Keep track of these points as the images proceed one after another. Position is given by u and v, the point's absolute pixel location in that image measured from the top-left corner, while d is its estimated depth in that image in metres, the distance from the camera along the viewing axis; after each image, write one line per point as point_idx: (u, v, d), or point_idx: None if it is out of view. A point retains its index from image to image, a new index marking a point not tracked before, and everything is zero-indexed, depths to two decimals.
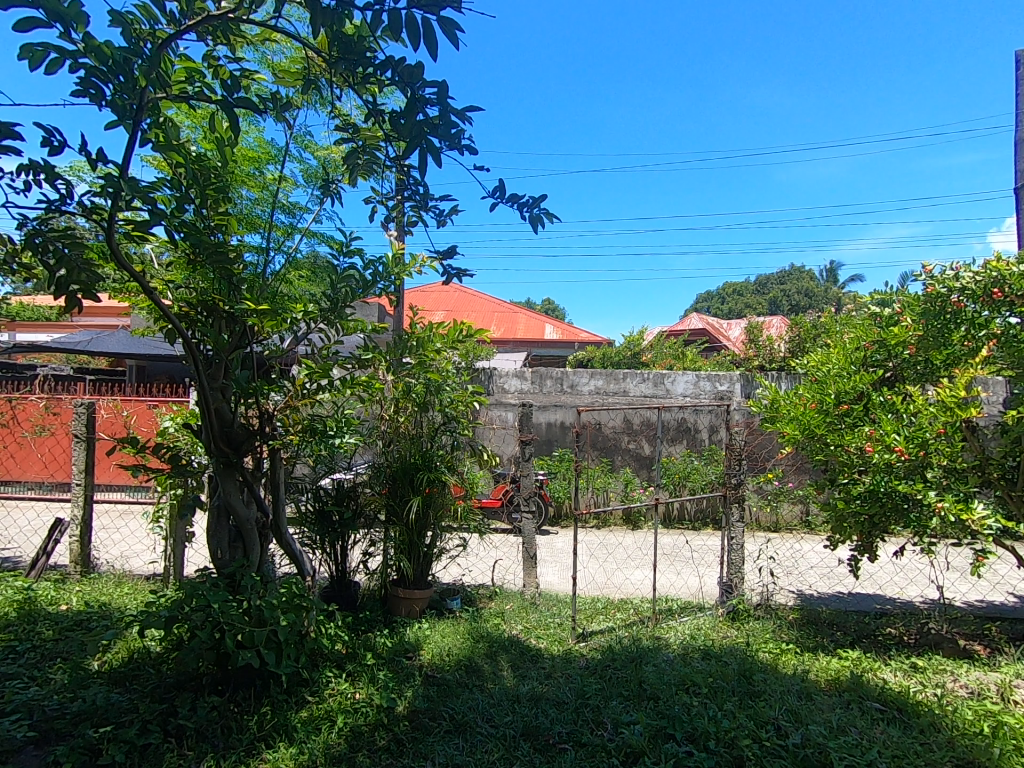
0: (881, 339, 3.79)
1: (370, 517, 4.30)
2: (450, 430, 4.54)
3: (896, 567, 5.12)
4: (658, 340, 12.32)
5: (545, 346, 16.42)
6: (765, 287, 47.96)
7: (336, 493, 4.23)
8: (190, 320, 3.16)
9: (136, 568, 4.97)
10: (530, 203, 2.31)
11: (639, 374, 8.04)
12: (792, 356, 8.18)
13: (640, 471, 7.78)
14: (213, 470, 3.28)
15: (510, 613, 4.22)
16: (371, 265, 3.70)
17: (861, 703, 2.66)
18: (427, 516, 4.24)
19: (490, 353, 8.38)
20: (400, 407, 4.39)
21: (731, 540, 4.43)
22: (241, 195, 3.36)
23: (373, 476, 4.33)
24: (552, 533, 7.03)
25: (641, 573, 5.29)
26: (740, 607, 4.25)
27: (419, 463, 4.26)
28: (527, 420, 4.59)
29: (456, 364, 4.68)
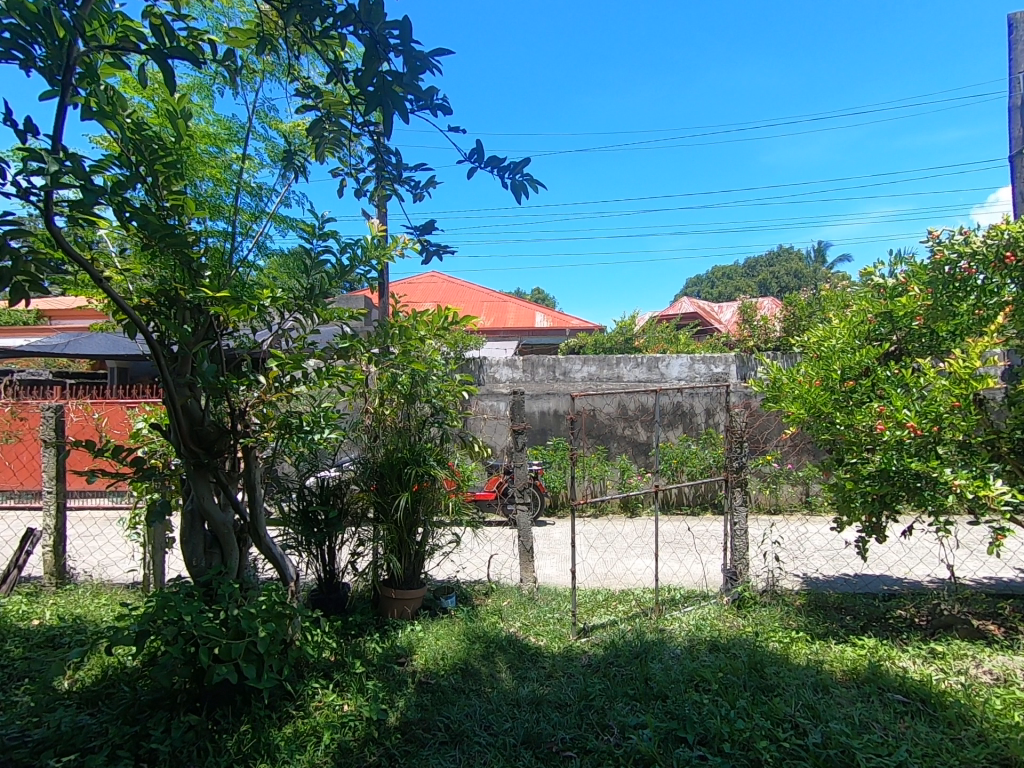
0: (887, 311, 3.62)
1: (358, 515, 4.11)
2: (438, 421, 4.33)
3: (904, 547, 4.99)
4: (650, 325, 12.17)
5: (536, 334, 16.14)
6: (754, 270, 47.97)
7: (320, 492, 4.02)
8: (153, 311, 2.90)
9: (115, 578, 4.74)
10: (513, 167, 2.09)
11: (633, 359, 7.91)
12: (788, 335, 8.04)
13: (637, 458, 7.63)
14: (184, 472, 3.07)
15: (508, 611, 4.04)
16: (347, 249, 3.49)
17: (882, 694, 2.50)
18: (417, 513, 4.06)
19: (479, 342, 8.19)
20: (385, 399, 4.21)
21: (734, 526, 4.28)
22: (201, 179, 3.12)
23: (359, 473, 4.13)
24: (548, 524, 6.86)
25: (642, 562, 5.14)
26: (746, 594, 4.10)
27: (407, 458, 4.07)
28: (519, 408, 4.37)
29: (443, 353, 4.48)
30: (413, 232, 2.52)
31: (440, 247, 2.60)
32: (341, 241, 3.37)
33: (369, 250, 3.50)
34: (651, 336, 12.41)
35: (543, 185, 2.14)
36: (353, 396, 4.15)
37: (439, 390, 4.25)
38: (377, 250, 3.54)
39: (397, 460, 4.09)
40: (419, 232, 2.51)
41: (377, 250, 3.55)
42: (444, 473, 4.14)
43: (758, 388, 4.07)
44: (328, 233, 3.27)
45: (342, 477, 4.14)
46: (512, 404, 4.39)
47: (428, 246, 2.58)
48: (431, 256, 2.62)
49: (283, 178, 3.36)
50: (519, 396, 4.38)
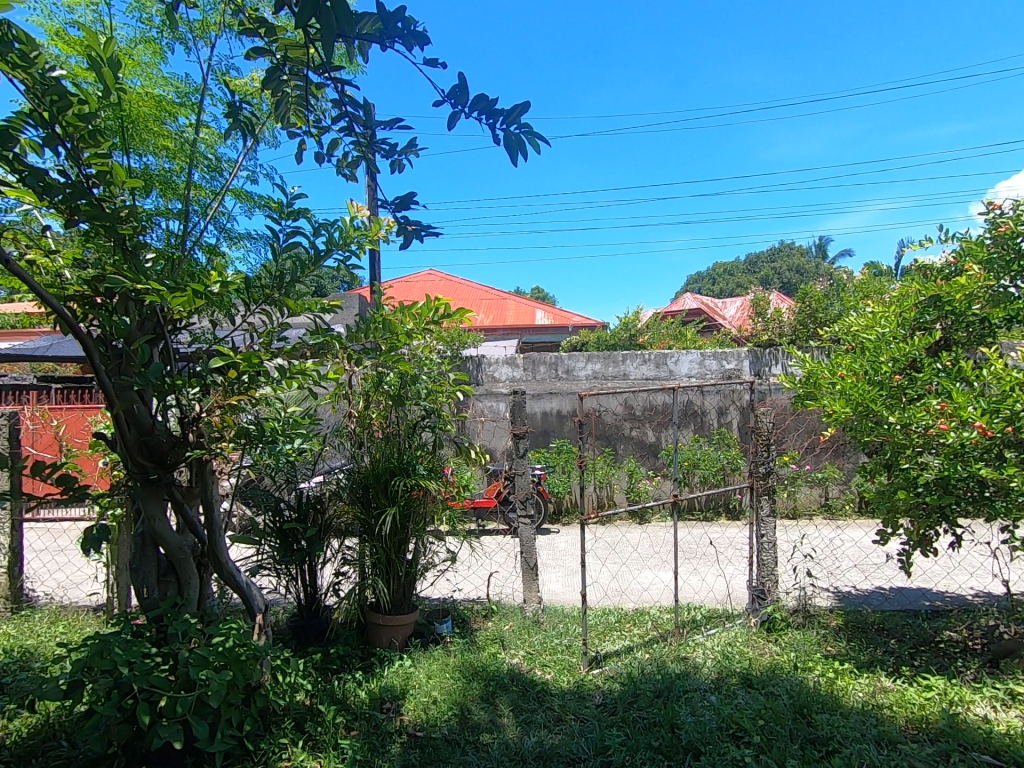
0: (938, 295, 3.18)
1: (341, 532, 3.68)
2: (430, 425, 3.90)
3: (952, 560, 4.52)
4: (654, 321, 11.78)
5: (536, 332, 15.68)
6: (755, 266, 47.54)
7: (298, 507, 3.60)
8: (89, 301, 2.50)
9: (76, 601, 4.29)
10: (506, 115, 1.64)
11: (639, 356, 7.50)
12: (803, 328, 7.60)
13: (645, 460, 7.20)
14: (133, 490, 2.65)
15: (511, 637, 3.61)
16: (322, 230, 3.05)
17: (965, 755, 2.08)
18: (407, 528, 3.63)
19: (477, 340, 7.77)
20: (371, 401, 3.78)
21: (761, 538, 3.84)
22: (144, 151, 2.70)
23: (341, 484, 3.69)
24: (553, 533, 6.44)
25: (657, 576, 4.71)
26: (776, 615, 3.67)
27: (395, 468, 3.63)
28: (520, 410, 3.92)
29: (435, 350, 4.05)
30: (388, 206, 2.08)
31: (423, 227, 2.16)
32: (313, 221, 2.93)
33: (348, 233, 3.04)
34: (656, 332, 11.96)
35: (545, 140, 1.68)
36: (335, 398, 3.72)
37: (430, 391, 3.80)
38: (360, 233, 3.10)
39: (384, 469, 3.65)
40: (395, 204, 2.06)
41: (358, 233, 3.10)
42: (437, 483, 3.70)
43: (789, 384, 3.63)
44: (297, 210, 2.83)
45: (323, 489, 3.69)
46: (513, 405, 3.93)
47: (409, 225, 2.14)
48: (413, 237, 2.18)
49: (246, 150, 2.94)
50: (520, 396, 3.92)
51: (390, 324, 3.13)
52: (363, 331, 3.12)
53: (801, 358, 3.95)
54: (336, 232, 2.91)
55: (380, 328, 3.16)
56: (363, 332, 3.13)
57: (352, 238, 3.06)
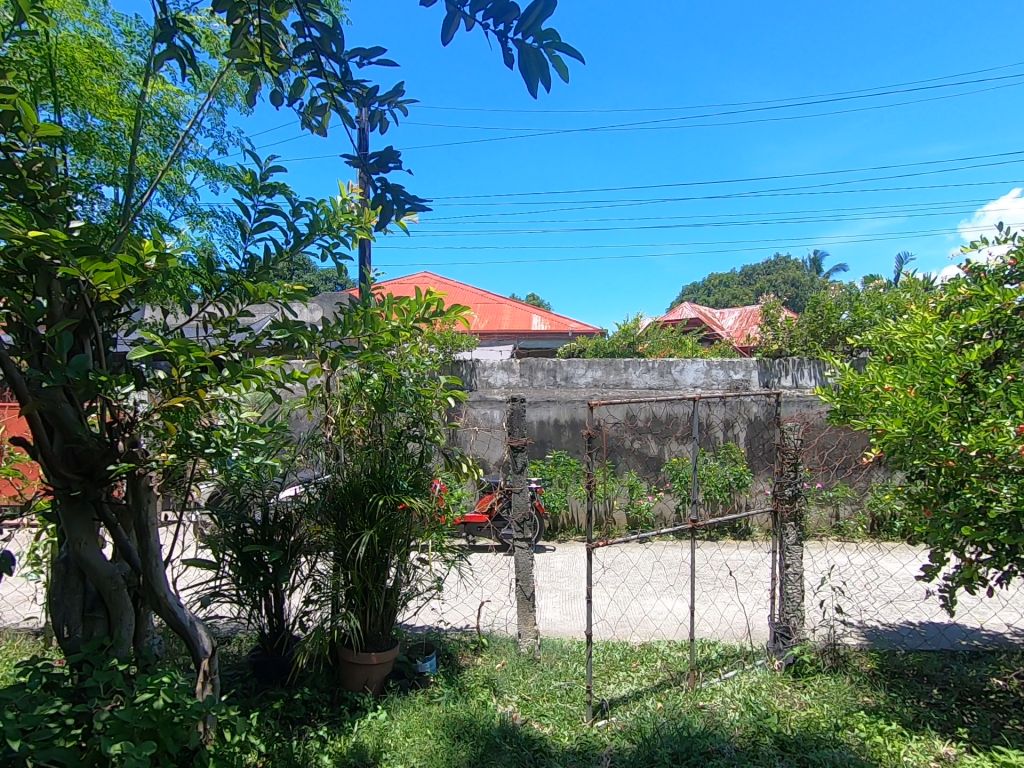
0: (998, 300, 2.79)
1: (312, 554, 3.24)
2: (418, 434, 3.46)
3: (991, 598, 4.11)
4: (654, 328, 11.44)
5: (532, 338, 15.26)
6: (750, 278, 47.58)
7: (263, 527, 3.17)
8: (6, 282, 1.97)
9: (14, 625, 3.79)
10: (521, 18, 1.23)
11: (643, 364, 7.11)
12: (815, 337, 7.22)
13: (647, 474, 6.81)
14: (55, 508, 2.20)
15: (503, 678, 3.17)
16: (303, 208, 2.52)
17: None
18: (386, 551, 3.20)
19: (472, 343, 7.36)
20: (352, 406, 3.35)
21: (784, 569, 3.43)
22: (77, 109, 2.27)
23: (314, 501, 3.26)
24: (549, 552, 6.01)
25: (664, 604, 4.28)
26: (804, 658, 3.25)
27: (373, 483, 3.19)
28: (519, 420, 3.48)
29: (424, 350, 3.62)
30: (366, 162, 1.64)
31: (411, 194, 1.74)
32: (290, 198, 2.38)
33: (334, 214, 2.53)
34: (656, 339, 11.57)
35: (573, 55, 1.26)
36: (309, 401, 3.29)
37: (415, 395, 3.35)
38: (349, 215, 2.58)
39: (360, 484, 3.23)
40: (373, 160, 1.63)
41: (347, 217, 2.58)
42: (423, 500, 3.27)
43: (825, 397, 3.20)
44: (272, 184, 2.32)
45: (292, 506, 3.26)
46: (511, 414, 3.49)
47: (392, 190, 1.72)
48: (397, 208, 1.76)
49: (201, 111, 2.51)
50: (519, 405, 3.48)
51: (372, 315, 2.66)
52: (339, 325, 2.68)
53: (835, 369, 3.57)
54: (319, 211, 2.38)
55: (361, 322, 2.69)
56: (340, 326, 2.68)
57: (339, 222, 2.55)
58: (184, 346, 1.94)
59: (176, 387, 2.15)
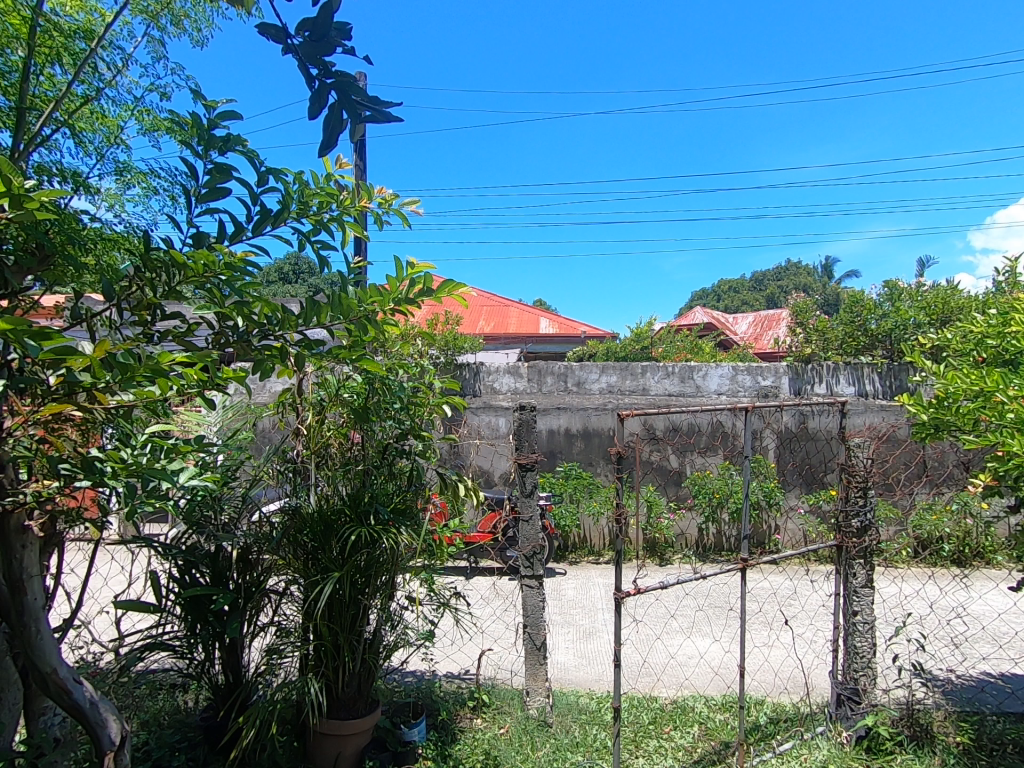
0: None
1: (274, 599, 2.68)
2: (406, 450, 2.89)
3: None
4: (668, 331, 10.83)
5: (539, 341, 14.65)
6: (760, 284, 46.85)
7: (214, 566, 2.61)
8: None
9: None
10: None
11: (661, 368, 6.52)
12: (851, 340, 6.59)
13: (666, 489, 6.21)
14: None
15: (506, 750, 2.59)
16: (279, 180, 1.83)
17: None
18: (364, 596, 2.65)
19: (475, 345, 6.81)
20: (329, 414, 2.82)
21: (849, 617, 2.82)
22: None
23: (277, 533, 2.68)
24: (559, 576, 5.43)
25: (695, 647, 3.68)
26: (878, 728, 2.64)
27: (349, 515, 2.64)
28: (527, 433, 2.88)
29: (414, 347, 3.06)
30: (290, 40, 1.10)
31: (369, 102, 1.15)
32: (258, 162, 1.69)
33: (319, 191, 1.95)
34: (671, 342, 10.94)
35: None
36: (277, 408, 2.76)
37: (405, 404, 2.77)
38: (338, 197, 2.02)
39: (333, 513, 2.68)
40: (303, 35, 1.06)
41: (332, 196, 2.03)
42: (409, 533, 2.71)
43: (908, 406, 2.60)
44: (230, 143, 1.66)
45: (253, 539, 2.70)
46: (517, 425, 2.90)
47: (336, 91, 1.13)
48: (343, 122, 1.13)
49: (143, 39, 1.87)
50: (527, 414, 2.89)
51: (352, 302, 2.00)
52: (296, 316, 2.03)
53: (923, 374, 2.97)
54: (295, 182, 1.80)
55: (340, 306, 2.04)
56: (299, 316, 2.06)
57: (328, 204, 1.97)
58: (41, 334, 1.29)
59: (53, 390, 1.54)
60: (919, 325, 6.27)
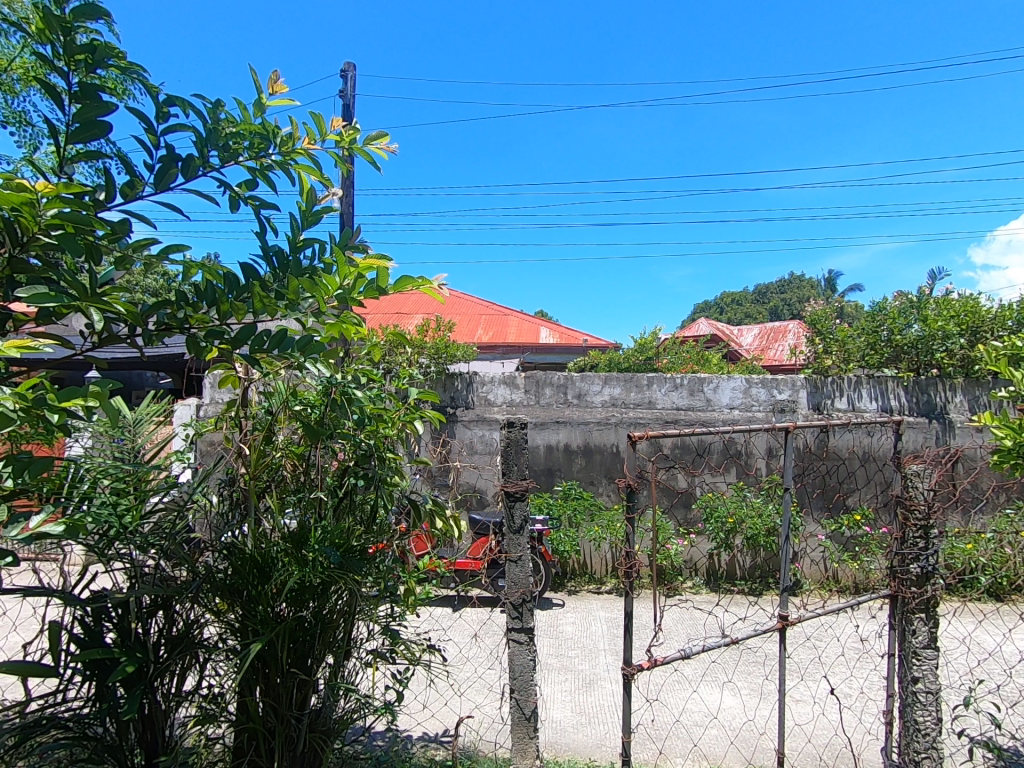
0: None
1: (203, 657, 2.19)
2: (369, 476, 2.36)
3: None
4: (673, 341, 10.32)
5: (540, 351, 14.13)
6: (763, 297, 46.49)
7: (131, 612, 2.12)
8: None
9: None
10: None
11: (669, 380, 6.00)
12: (875, 350, 6.08)
13: (674, 512, 5.69)
14: None
15: None
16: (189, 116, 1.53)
17: None
18: (307, 661, 2.18)
19: (468, 353, 6.29)
20: (275, 427, 2.37)
21: (909, 688, 2.30)
22: None
23: (214, 578, 2.20)
24: (556, 609, 4.91)
25: (713, 706, 3.15)
26: None
27: (297, 565, 2.16)
28: (517, 455, 2.40)
29: (383, 352, 2.57)
30: None
31: None
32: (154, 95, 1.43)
33: (246, 132, 1.63)
34: (676, 354, 10.43)
35: None
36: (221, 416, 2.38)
37: (366, 418, 2.25)
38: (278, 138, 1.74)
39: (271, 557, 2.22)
40: None
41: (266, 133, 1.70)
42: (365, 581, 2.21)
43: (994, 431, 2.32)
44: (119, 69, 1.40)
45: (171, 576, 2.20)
46: (504, 445, 2.41)
47: None
48: None
49: None
50: (517, 431, 2.40)
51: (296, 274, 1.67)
52: (206, 294, 1.65)
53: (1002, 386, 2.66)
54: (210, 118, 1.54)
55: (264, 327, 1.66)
56: (207, 300, 1.66)
57: (263, 145, 1.68)
58: None
59: None
60: (948, 335, 5.82)
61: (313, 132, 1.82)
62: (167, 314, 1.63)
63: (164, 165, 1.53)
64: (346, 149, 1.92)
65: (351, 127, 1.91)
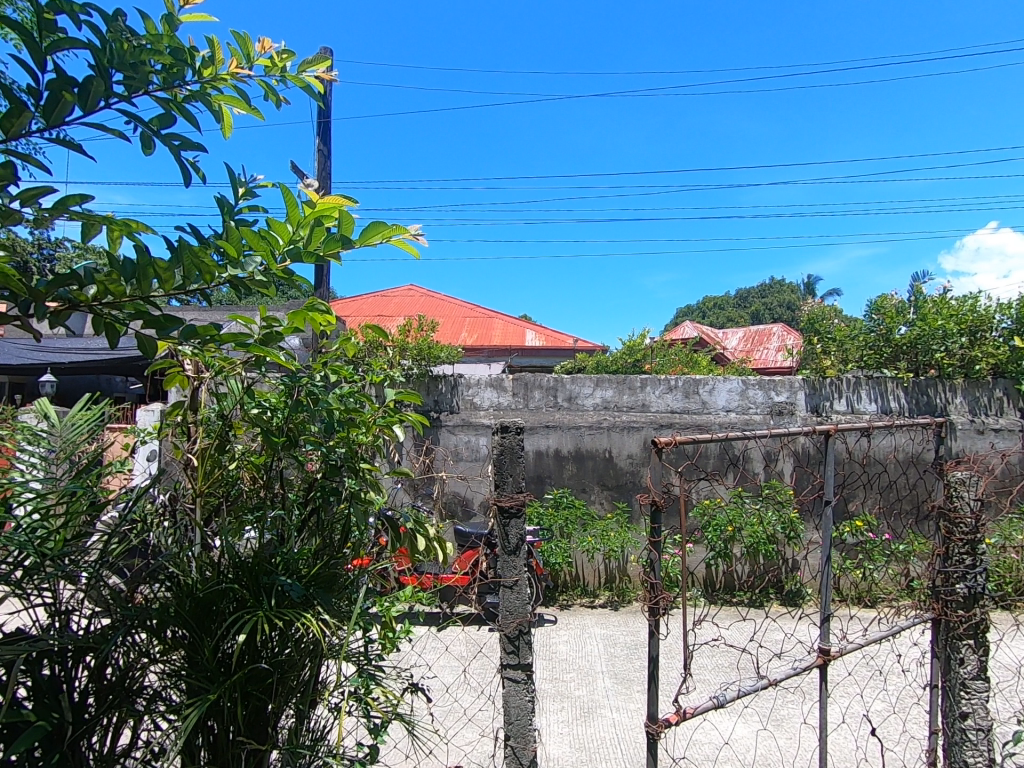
0: None
1: (142, 708, 1.82)
2: (336, 492, 2.01)
3: None
4: (662, 344, 10.12)
5: (526, 354, 13.83)
6: (745, 301, 46.93)
7: (52, 661, 1.73)
8: None
9: None
10: None
11: (663, 382, 5.74)
12: (874, 351, 5.88)
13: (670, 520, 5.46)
14: None
15: None
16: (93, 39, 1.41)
17: None
18: (263, 720, 1.81)
19: (453, 354, 5.97)
20: (227, 435, 2.02)
21: (958, 722, 2.03)
22: None
23: (153, 621, 1.79)
24: (549, 627, 4.60)
25: (726, 737, 2.89)
26: None
27: (251, 606, 1.76)
28: (512, 464, 2.09)
29: (355, 350, 2.25)
30: None
31: None
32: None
33: (154, 52, 1.57)
34: (665, 356, 10.23)
35: None
36: (172, 419, 2.04)
37: (335, 422, 1.93)
38: (194, 65, 1.66)
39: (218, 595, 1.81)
40: None
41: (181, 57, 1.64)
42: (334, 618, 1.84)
43: None
44: None
45: (94, 616, 1.81)
46: (497, 453, 2.10)
47: None
48: None
49: None
50: (512, 437, 2.10)
51: (230, 231, 1.37)
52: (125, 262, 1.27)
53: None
54: (113, 35, 1.47)
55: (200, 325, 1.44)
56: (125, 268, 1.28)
57: (177, 71, 1.61)
58: None
59: None
60: (948, 334, 5.67)
61: (239, 57, 1.73)
62: (73, 292, 1.28)
63: (57, 92, 1.33)
64: (277, 75, 1.81)
65: (283, 50, 1.78)
